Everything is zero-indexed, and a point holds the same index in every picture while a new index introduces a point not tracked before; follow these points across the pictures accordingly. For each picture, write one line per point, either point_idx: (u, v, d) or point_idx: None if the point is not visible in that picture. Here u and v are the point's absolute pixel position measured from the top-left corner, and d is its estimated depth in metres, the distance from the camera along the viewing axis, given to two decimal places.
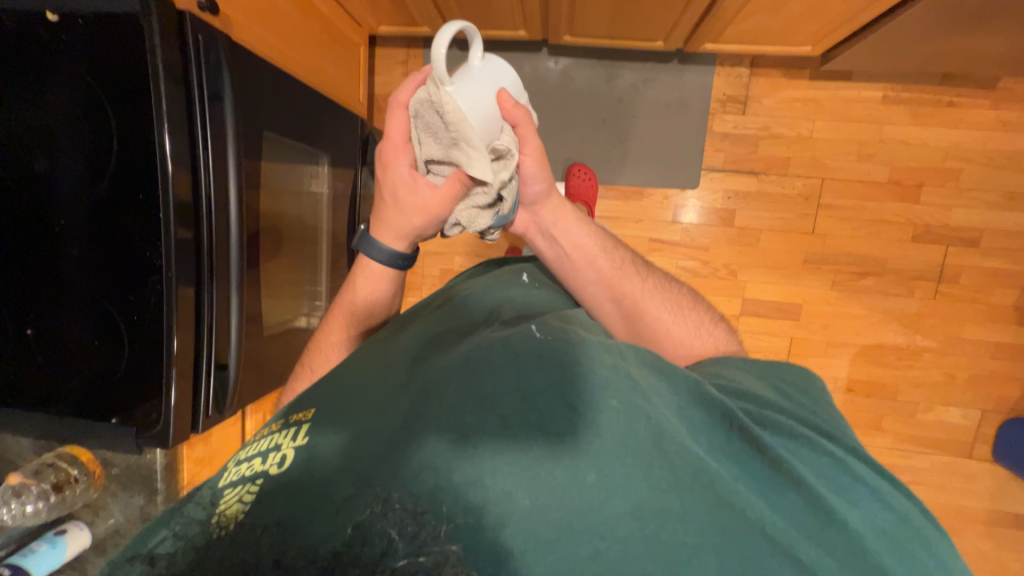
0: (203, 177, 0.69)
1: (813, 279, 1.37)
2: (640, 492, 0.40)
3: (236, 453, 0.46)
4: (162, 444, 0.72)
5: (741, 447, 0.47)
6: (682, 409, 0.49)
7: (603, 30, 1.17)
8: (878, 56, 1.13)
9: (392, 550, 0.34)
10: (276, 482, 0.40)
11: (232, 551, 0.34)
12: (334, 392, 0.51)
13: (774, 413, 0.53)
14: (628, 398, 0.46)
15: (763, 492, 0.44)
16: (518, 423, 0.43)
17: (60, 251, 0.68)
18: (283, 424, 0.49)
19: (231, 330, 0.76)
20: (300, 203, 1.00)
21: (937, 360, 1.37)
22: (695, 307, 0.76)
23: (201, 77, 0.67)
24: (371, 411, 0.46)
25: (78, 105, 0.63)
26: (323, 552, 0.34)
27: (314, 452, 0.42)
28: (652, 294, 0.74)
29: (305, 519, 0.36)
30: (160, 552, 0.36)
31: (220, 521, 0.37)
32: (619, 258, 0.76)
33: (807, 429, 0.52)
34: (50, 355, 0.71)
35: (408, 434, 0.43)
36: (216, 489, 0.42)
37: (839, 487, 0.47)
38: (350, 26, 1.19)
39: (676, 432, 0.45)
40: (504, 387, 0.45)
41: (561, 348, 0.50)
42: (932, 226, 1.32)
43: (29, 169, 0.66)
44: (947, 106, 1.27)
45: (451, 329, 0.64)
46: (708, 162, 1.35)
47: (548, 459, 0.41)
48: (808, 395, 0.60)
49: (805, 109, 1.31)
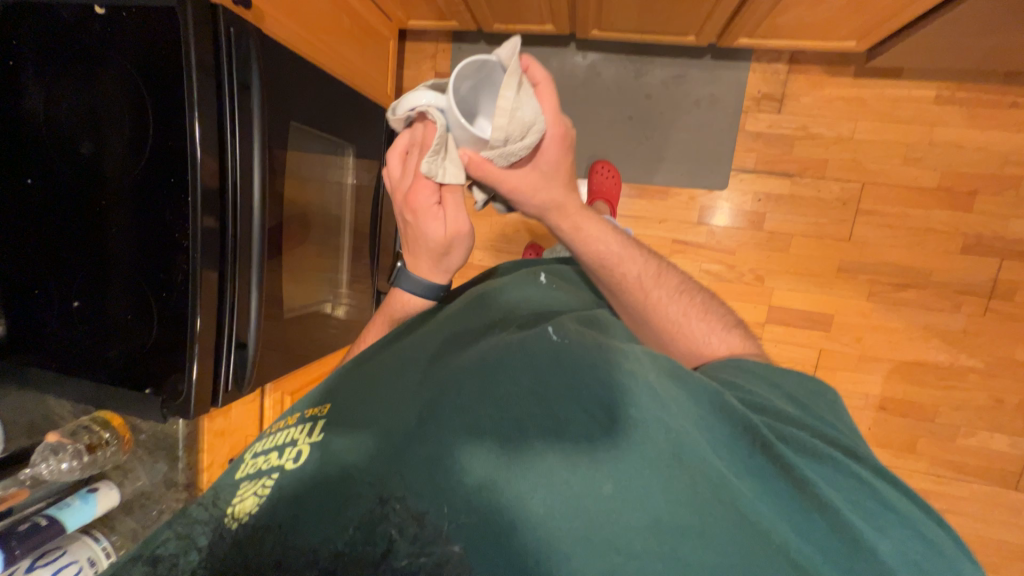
0: (230, 166, 0.72)
1: (846, 288, 1.30)
2: (656, 506, 0.39)
3: (253, 447, 0.49)
4: (184, 415, 0.76)
5: (763, 465, 0.45)
6: (702, 419, 0.46)
7: (632, 24, 1.14)
8: (931, 51, 1.05)
9: (393, 550, 0.36)
10: (291, 478, 0.41)
11: (235, 554, 0.37)
12: (351, 389, 0.53)
13: (795, 429, 0.50)
14: (648, 408, 0.44)
15: (784, 513, 0.42)
16: (533, 428, 0.43)
17: (100, 230, 0.73)
18: (300, 418, 0.50)
19: (252, 311, 0.80)
20: (324, 192, 1.03)
21: (983, 383, 1.27)
22: (709, 312, 0.72)
23: (231, 68, 0.71)
24: (387, 409, 0.47)
25: (120, 93, 0.68)
26: (325, 553, 0.36)
27: (326, 449, 0.43)
28: (660, 305, 0.71)
29: (315, 519, 0.38)
30: (163, 554, 0.39)
31: (234, 517, 0.40)
32: (628, 271, 0.70)
33: (835, 450, 0.49)
34: (92, 327, 0.77)
35: (421, 434, 0.43)
36: (227, 486, 0.44)
37: (864, 512, 0.44)
38: (381, 20, 1.21)
39: (695, 444, 0.43)
40: (519, 391, 0.45)
41: (577, 350, 0.49)
42: (985, 237, 1.22)
43: (78, 154, 0.71)
44: (1009, 107, 1.17)
45: (468, 330, 0.64)
46: (738, 162, 1.30)
47: (563, 467, 0.41)
48: (829, 412, 0.56)
49: (847, 109, 1.24)
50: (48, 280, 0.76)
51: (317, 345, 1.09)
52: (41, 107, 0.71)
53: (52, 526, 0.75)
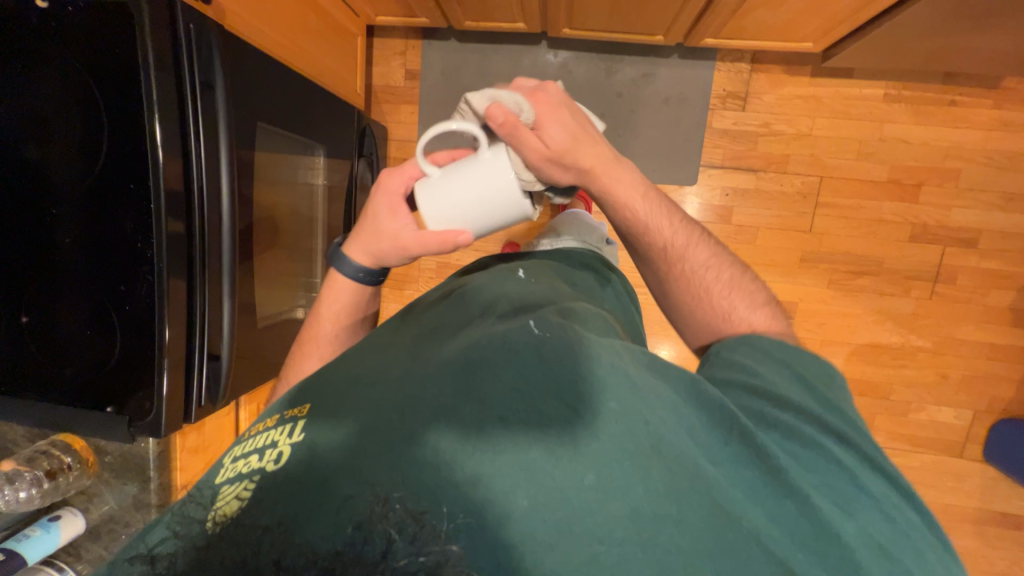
0: (196, 171, 0.69)
1: (809, 277, 1.37)
2: (636, 496, 0.40)
3: (233, 449, 0.48)
4: (155, 434, 0.72)
5: (741, 451, 0.46)
6: (680, 409, 0.47)
7: (602, 24, 1.15)
8: (880, 51, 1.11)
9: (393, 550, 0.34)
10: (273, 478, 0.41)
11: (232, 551, 0.36)
12: (333, 387, 0.52)
13: (780, 413, 0.50)
14: (627, 400, 0.45)
15: (759, 499, 0.43)
16: (516, 420, 0.43)
17: (51, 241, 0.68)
18: (279, 419, 0.49)
19: (224, 323, 0.77)
20: (294, 194, 0.99)
21: (931, 360, 1.37)
22: (741, 283, 0.68)
23: (193, 67, 0.67)
24: (368, 403, 0.46)
25: (68, 95, 0.63)
26: (324, 553, 0.34)
27: (307, 450, 0.42)
28: (684, 274, 0.69)
29: (307, 519, 0.37)
30: (162, 554, 0.38)
31: (217, 520, 0.39)
32: (660, 235, 0.69)
33: (814, 429, 0.49)
34: (44, 344, 0.71)
35: (404, 427, 0.43)
36: (210, 485, 0.44)
37: (838, 496, 0.45)
38: (348, 16, 1.17)
39: (673, 435, 0.44)
40: (503, 388, 0.45)
41: (558, 342, 0.49)
42: (930, 226, 1.31)
43: (21, 159, 0.66)
44: (948, 105, 1.26)
45: (443, 328, 0.63)
46: (706, 158, 1.34)
47: (547, 459, 0.41)
48: (829, 390, 0.56)
49: (806, 106, 1.30)
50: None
51: (291, 353, 1.05)
52: None
53: (11, 559, 0.71)
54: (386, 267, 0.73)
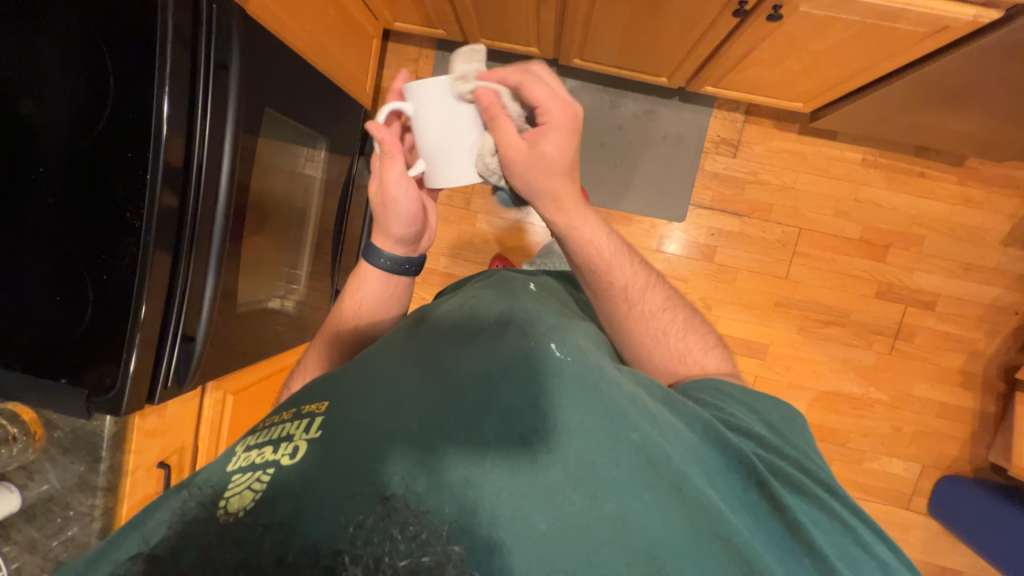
0: (197, 147, 0.68)
1: (781, 321, 1.43)
2: (654, 532, 0.43)
3: (245, 439, 0.48)
4: (113, 412, 0.69)
5: (757, 499, 0.49)
6: (697, 450, 0.51)
7: (612, 60, 1.20)
8: (862, 119, 1.20)
9: (394, 550, 0.38)
10: (288, 475, 0.42)
11: (234, 549, 0.37)
12: (349, 383, 0.51)
13: (784, 464, 0.54)
14: (649, 435, 0.48)
15: (768, 547, 0.47)
16: (539, 445, 0.45)
17: (31, 199, 0.65)
18: (295, 412, 0.49)
19: (204, 305, 0.75)
20: (290, 183, 0.98)
21: (886, 413, 1.44)
22: (691, 326, 0.74)
23: (209, 47, 0.67)
24: (391, 406, 0.47)
25: (76, 56, 0.62)
26: (326, 552, 0.37)
27: (325, 449, 0.43)
28: (646, 319, 0.72)
29: (309, 518, 0.39)
30: (161, 552, 0.38)
31: (228, 510, 0.40)
32: (624, 273, 0.72)
33: (814, 483, 0.53)
34: (4, 303, 0.67)
35: (426, 438, 0.45)
36: (221, 473, 0.44)
37: (849, 558, 0.48)
38: (367, 18, 1.19)
39: (692, 475, 0.47)
40: (524, 407, 0.47)
41: (588, 371, 0.51)
42: (894, 285, 1.40)
43: (10, 109, 0.63)
44: (917, 176, 1.36)
45: (466, 325, 0.63)
46: (696, 198, 1.40)
47: (570, 489, 0.44)
48: (803, 439, 0.61)
49: (791, 160, 1.38)
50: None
51: (265, 344, 1.02)
52: None
53: None
54: (413, 257, 0.78)
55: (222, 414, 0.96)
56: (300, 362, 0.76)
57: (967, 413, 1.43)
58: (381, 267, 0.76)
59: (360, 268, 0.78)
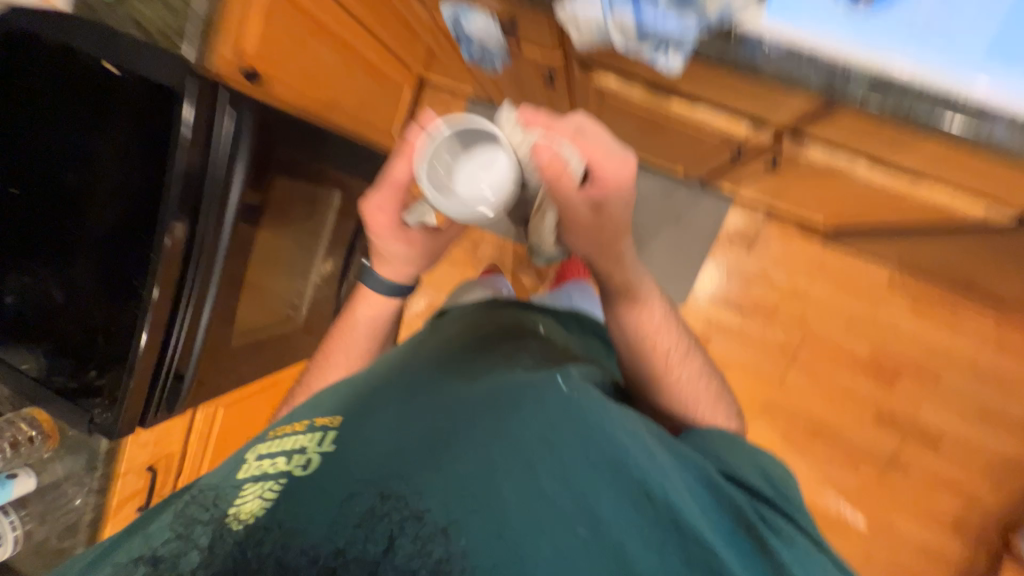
0: (201, 228, 0.78)
1: (766, 427, 1.38)
2: (627, 551, 0.44)
3: (257, 448, 0.53)
4: (107, 434, 0.82)
5: (737, 538, 0.47)
6: (686, 480, 0.50)
7: (627, 157, 1.18)
8: (887, 249, 1.13)
9: (389, 552, 0.43)
10: (297, 485, 0.47)
11: (234, 554, 0.43)
12: (358, 405, 0.56)
13: (772, 510, 0.52)
14: (636, 456, 0.49)
15: None
16: (541, 463, 0.47)
17: (66, 253, 0.79)
18: (308, 425, 0.54)
19: (193, 355, 0.86)
20: (302, 232, 1.03)
21: (862, 543, 1.37)
22: (719, 399, 0.74)
23: (221, 142, 0.75)
24: (399, 418, 0.52)
25: (116, 150, 0.74)
26: (325, 553, 0.43)
27: (338, 459, 0.49)
28: (677, 384, 0.72)
29: (310, 521, 0.45)
30: (163, 554, 0.45)
31: (239, 517, 0.46)
32: (658, 341, 0.72)
33: (799, 533, 0.51)
34: (36, 322, 0.82)
35: (432, 442, 0.49)
36: (228, 486, 0.49)
37: None
38: (401, 73, 1.25)
39: (677, 499, 0.47)
40: (529, 429, 0.49)
41: (589, 409, 0.51)
42: (895, 415, 1.31)
43: (64, 184, 0.77)
44: (945, 309, 1.26)
45: (473, 350, 0.66)
46: (699, 287, 1.37)
47: (556, 505, 0.45)
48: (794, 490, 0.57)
49: (808, 268, 1.31)
50: (8, 271, 0.81)
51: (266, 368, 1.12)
52: (44, 137, 0.76)
53: None
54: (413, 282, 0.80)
55: (214, 424, 1.09)
56: (320, 362, 0.81)
57: (951, 563, 1.34)
58: (380, 289, 0.79)
59: (365, 293, 0.81)
